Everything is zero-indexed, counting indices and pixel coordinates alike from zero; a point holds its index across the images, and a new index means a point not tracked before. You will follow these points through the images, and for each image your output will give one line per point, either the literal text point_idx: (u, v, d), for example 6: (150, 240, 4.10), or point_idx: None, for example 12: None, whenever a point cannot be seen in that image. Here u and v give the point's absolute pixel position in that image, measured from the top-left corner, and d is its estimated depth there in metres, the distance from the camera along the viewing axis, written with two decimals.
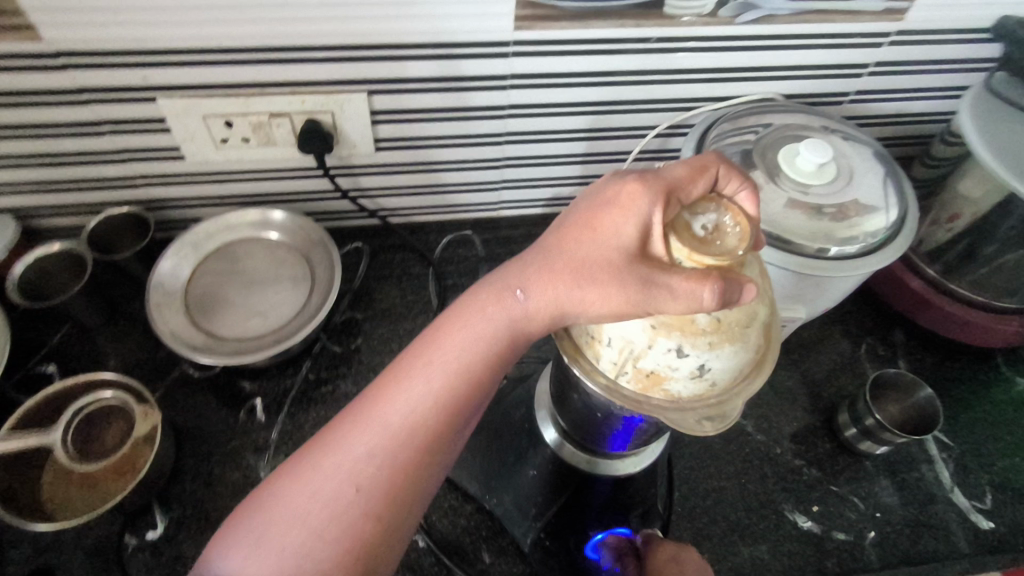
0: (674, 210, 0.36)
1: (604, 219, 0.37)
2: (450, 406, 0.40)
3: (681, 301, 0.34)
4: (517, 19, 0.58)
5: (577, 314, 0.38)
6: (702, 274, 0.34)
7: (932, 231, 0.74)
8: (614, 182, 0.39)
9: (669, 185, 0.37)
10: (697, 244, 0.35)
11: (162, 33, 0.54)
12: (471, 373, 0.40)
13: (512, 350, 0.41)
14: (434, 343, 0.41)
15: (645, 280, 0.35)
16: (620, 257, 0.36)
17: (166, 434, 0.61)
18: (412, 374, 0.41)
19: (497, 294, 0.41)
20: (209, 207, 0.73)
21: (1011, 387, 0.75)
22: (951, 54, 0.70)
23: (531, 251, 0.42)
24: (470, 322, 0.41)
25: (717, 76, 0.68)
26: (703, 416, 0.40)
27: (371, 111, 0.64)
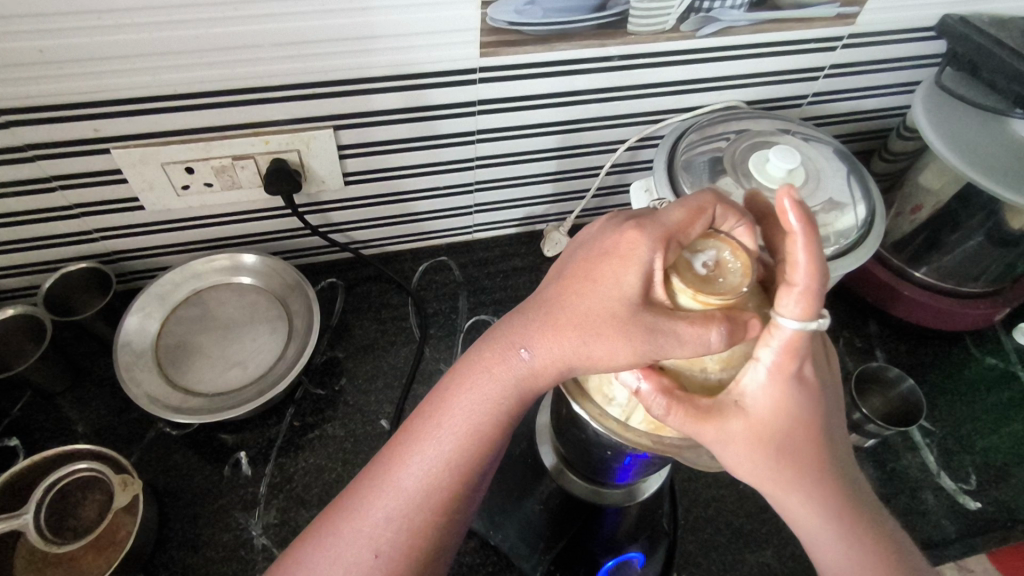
0: (674, 253, 0.38)
1: (606, 270, 0.38)
2: (462, 465, 0.41)
3: (689, 344, 0.36)
4: (482, 46, 0.57)
5: (582, 366, 0.39)
6: (707, 315, 0.36)
7: (897, 223, 0.76)
8: (612, 231, 0.40)
9: (669, 230, 0.38)
10: (699, 284, 0.38)
11: (113, 83, 0.51)
12: (479, 433, 0.41)
13: (519, 407, 0.42)
14: (442, 405, 0.42)
15: (652, 326, 0.36)
16: (623, 308, 0.37)
17: (148, 500, 0.58)
18: (423, 436, 0.41)
19: (501, 353, 0.41)
20: (172, 255, 0.70)
21: (982, 367, 0.78)
22: (900, 53, 0.72)
23: (530, 303, 0.42)
24: (477, 382, 0.41)
25: (681, 89, 0.68)
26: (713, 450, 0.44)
27: (338, 146, 0.63)
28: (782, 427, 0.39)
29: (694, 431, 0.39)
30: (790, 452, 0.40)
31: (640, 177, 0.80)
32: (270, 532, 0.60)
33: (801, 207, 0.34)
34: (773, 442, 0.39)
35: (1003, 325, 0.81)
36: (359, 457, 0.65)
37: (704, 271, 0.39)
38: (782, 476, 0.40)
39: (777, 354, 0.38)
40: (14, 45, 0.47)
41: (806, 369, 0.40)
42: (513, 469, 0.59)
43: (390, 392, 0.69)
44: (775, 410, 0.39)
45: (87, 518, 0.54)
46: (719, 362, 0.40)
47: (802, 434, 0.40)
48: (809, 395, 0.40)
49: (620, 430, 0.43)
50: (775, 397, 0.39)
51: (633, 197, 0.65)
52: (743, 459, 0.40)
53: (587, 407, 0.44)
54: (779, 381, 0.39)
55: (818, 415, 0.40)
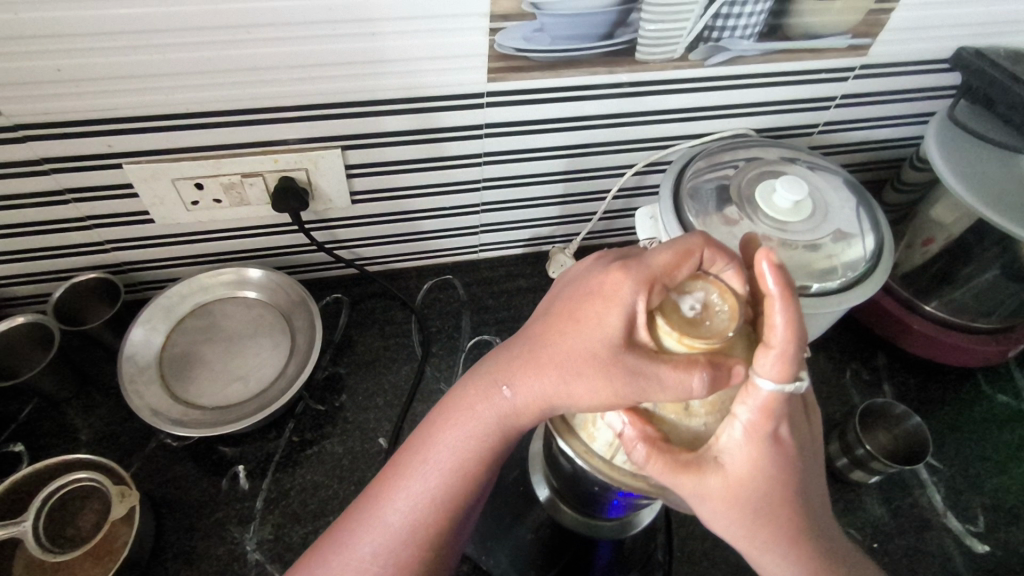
0: (660, 295, 0.38)
1: (589, 311, 0.39)
2: (447, 503, 0.41)
3: (671, 389, 0.36)
4: (490, 72, 0.57)
5: (564, 405, 0.40)
6: (691, 359, 0.36)
7: (907, 255, 0.75)
8: (598, 272, 0.41)
9: (654, 273, 0.38)
10: (686, 327, 0.37)
11: (127, 101, 0.52)
12: (464, 470, 0.41)
13: (504, 444, 0.42)
14: (428, 440, 0.42)
15: (634, 369, 0.37)
16: (605, 349, 0.37)
17: (146, 509, 0.58)
18: (408, 472, 0.42)
19: (485, 390, 0.42)
20: (181, 267, 0.71)
21: (993, 404, 0.76)
22: (914, 84, 0.71)
23: (517, 341, 0.43)
24: (461, 419, 0.42)
25: (689, 116, 0.68)
26: None
27: (346, 166, 0.63)
28: (758, 487, 0.39)
29: (674, 481, 0.39)
30: (768, 512, 0.39)
31: (647, 201, 0.80)
32: (264, 547, 0.60)
33: (779, 270, 0.36)
34: (750, 502, 0.39)
35: (1016, 361, 0.80)
36: (356, 474, 0.65)
37: (691, 314, 0.38)
38: (758, 533, 0.40)
39: (753, 414, 0.38)
40: (33, 63, 0.48)
41: (784, 430, 0.39)
42: (507, 494, 0.59)
43: (390, 410, 0.69)
44: (752, 473, 0.38)
45: (83, 527, 0.55)
46: (706, 407, 0.39)
47: (780, 496, 0.39)
48: (787, 459, 0.39)
49: (605, 469, 0.43)
50: (752, 457, 0.38)
51: (638, 223, 0.65)
52: (719, 515, 0.40)
53: (572, 443, 0.44)
54: (756, 443, 0.38)
55: (797, 477, 0.40)
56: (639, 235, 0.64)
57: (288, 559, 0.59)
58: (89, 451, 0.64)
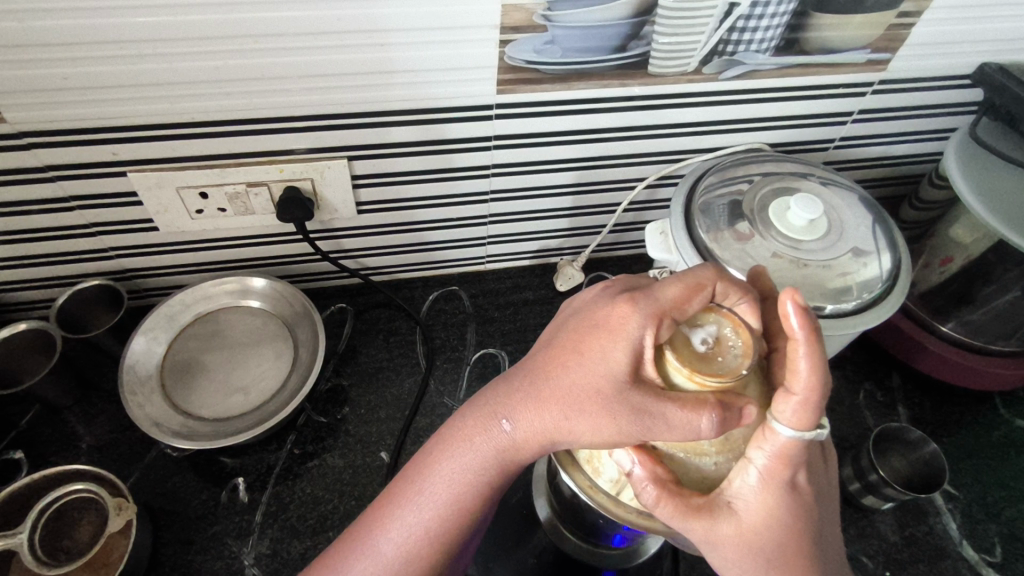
0: (669, 329, 0.37)
1: (594, 343, 0.38)
2: (442, 537, 0.40)
3: (677, 428, 0.35)
4: (499, 83, 0.56)
5: (564, 441, 0.39)
6: (699, 399, 0.34)
7: (924, 274, 0.74)
8: (605, 303, 0.40)
9: (662, 306, 0.37)
10: (698, 363, 0.36)
11: (132, 110, 0.52)
12: (459, 505, 0.41)
13: (501, 479, 0.41)
14: (423, 471, 0.41)
15: (637, 406, 0.35)
16: (609, 385, 0.36)
17: (143, 520, 0.58)
18: (403, 503, 0.41)
19: (484, 422, 0.41)
20: (185, 274, 0.70)
21: (1011, 429, 0.74)
22: (934, 100, 0.70)
23: (517, 370, 0.42)
24: (457, 450, 0.41)
25: (702, 130, 0.67)
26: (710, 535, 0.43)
27: (352, 176, 0.62)
28: (772, 535, 0.38)
29: (685, 526, 0.37)
30: (781, 560, 0.38)
31: (658, 214, 0.79)
32: (262, 562, 0.59)
33: (805, 312, 0.33)
34: (763, 549, 0.38)
35: None
36: (356, 489, 0.64)
37: (703, 349, 0.37)
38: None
39: (770, 459, 0.37)
40: (37, 71, 0.48)
41: (800, 478, 0.38)
42: (511, 515, 0.58)
43: (392, 424, 0.68)
44: (763, 518, 0.38)
45: (80, 540, 0.54)
46: (717, 446, 0.38)
47: (793, 545, 0.38)
48: (801, 506, 0.38)
49: (609, 505, 0.42)
50: (767, 505, 0.37)
51: (648, 238, 0.64)
52: (729, 560, 0.39)
53: (576, 475, 0.43)
54: (770, 491, 0.37)
55: (810, 525, 0.39)
56: (649, 250, 0.63)
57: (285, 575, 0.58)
58: (89, 460, 0.63)
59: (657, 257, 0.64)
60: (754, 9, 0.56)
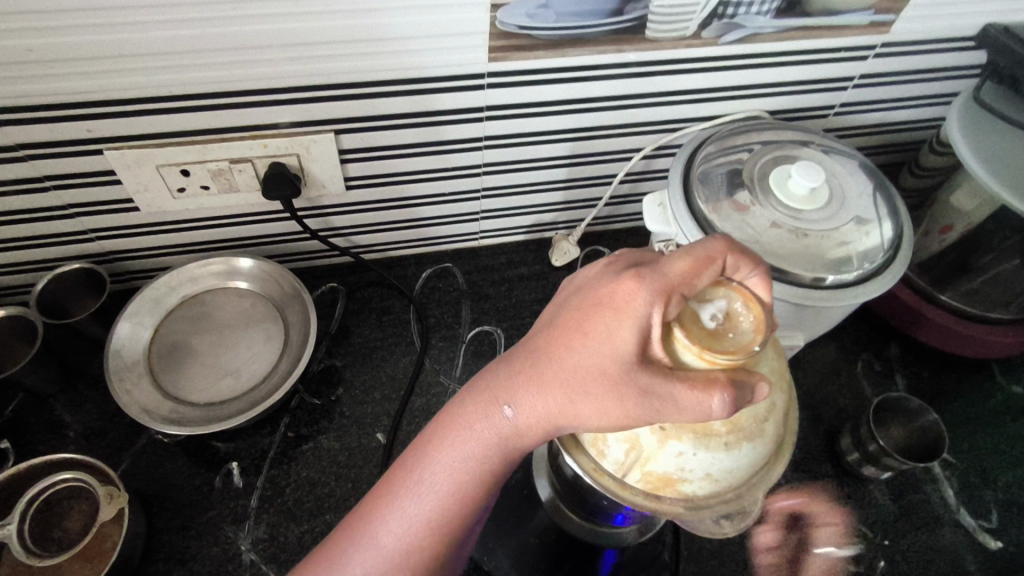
0: (679, 306, 0.36)
1: (598, 323, 0.36)
2: (444, 525, 0.40)
3: (688, 410, 0.34)
4: (491, 50, 0.54)
5: (569, 425, 0.38)
6: (709, 379, 0.34)
7: (924, 243, 0.73)
8: (609, 279, 0.38)
9: (670, 283, 0.36)
10: (707, 340, 0.35)
11: (105, 83, 0.49)
12: (461, 493, 0.40)
13: (503, 464, 0.40)
14: (422, 460, 0.40)
15: (645, 388, 0.34)
16: (616, 367, 0.35)
17: (134, 507, 0.57)
18: (403, 492, 0.40)
19: (484, 408, 0.39)
20: (169, 256, 0.68)
21: (1008, 395, 0.74)
22: (937, 63, 0.68)
23: (518, 352, 0.40)
24: (458, 437, 0.40)
25: (700, 97, 0.65)
26: (722, 516, 0.41)
27: (340, 150, 0.60)
28: None
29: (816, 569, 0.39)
30: None
31: (654, 185, 0.77)
32: (259, 547, 0.58)
33: None
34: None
35: None
36: (352, 471, 0.63)
37: (713, 325, 0.36)
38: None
39: None
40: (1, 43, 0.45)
41: None
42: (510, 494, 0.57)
43: (387, 405, 0.67)
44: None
45: (70, 529, 0.53)
46: (727, 426, 0.37)
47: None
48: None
49: (617, 489, 0.41)
50: None
51: (646, 210, 0.62)
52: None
53: (580, 458, 0.42)
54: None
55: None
56: (647, 223, 0.61)
57: (283, 559, 0.58)
58: (78, 448, 0.62)
59: (655, 229, 0.62)
60: None
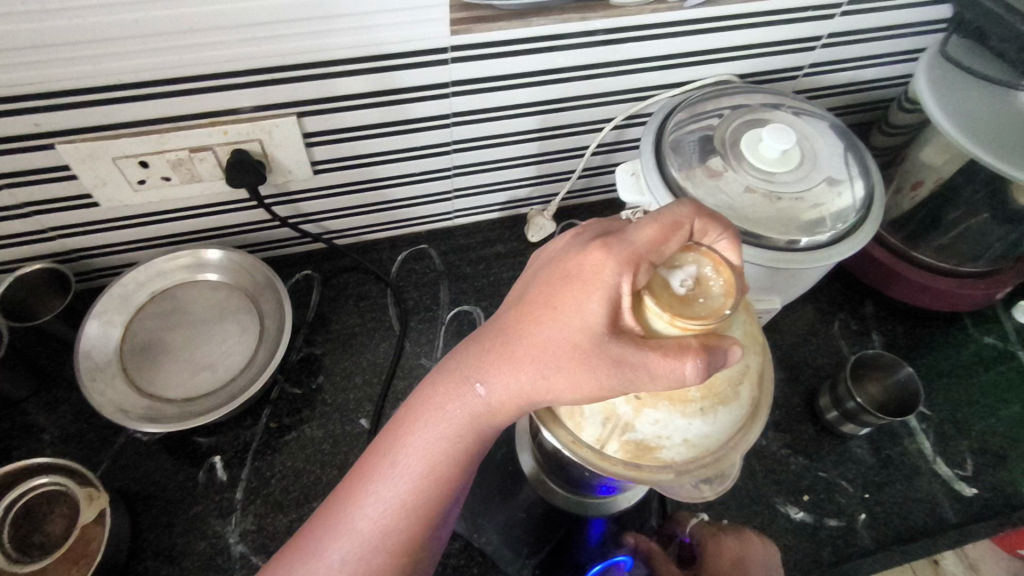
0: (648, 274, 0.35)
1: (566, 296, 0.36)
2: (422, 507, 0.40)
3: (660, 377, 0.34)
4: (452, 23, 0.52)
5: (543, 399, 0.38)
6: (682, 346, 0.34)
7: (895, 201, 0.73)
8: (575, 252, 0.38)
9: (637, 251, 0.35)
10: (677, 306, 0.35)
11: (51, 74, 0.47)
12: (437, 473, 0.40)
13: (478, 443, 0.40)
14: (397, 443, 0.40)
15: (617, 359, 0.34)
16: (587, 339, 0.35)
17: (117, 506, 0.56)
18: (379, 476, 0.40)
19: (456, 388, 0.39)
20: (136, 251, 0.66)
21: (979, 346, 0.76)
22: (904, 19, 0.67)
23: (487, 330, 0.40)
24: (432, 418, 0.40)
25: (669, 63, 0.64)
26: (700, 480, 0.41)
27: (304, 134, 0.59)
28: None
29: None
30: None
31: (627, 156, 0.76)
32: (248, 539, 0.58)
33: None
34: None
35: (1002, 303, 0.79)
36: (338, 458, 0.63)
37: (683, 292, 0.36)
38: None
39: None
40: None
41: None
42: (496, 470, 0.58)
43: (370, 390, 0.67)
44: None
45: (53, 534, 0.52)
46: (702, 391, 0.37)
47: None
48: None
49: (596, 459, 0.41)
50: None
51: (620, 180, 0.61)
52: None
53: (558, 432, 0.42)
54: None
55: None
56: (622, 194, 0.60)
57: (274, 549, 0.58)
58: (55, 452, 0.61)
59: (629, 199, 0.61)
60: None
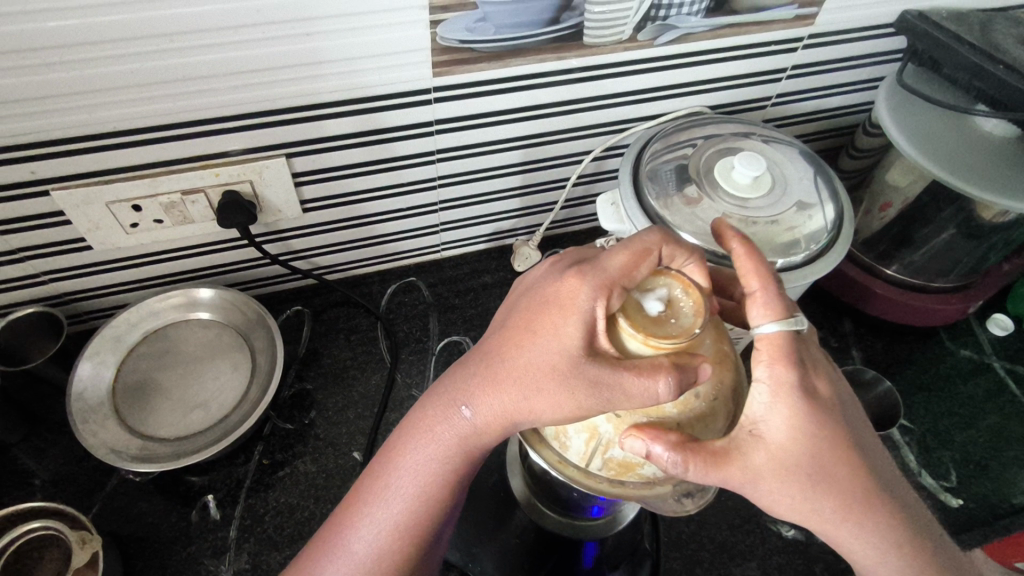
0: (621, 297, 0.38)
1: (547, 320, 0.38)
2: (414, 527, 0.41)
3: (637, 398, 0.35)
4: (435, 66, 0.55)
5: (526, 420, 0.39)
6: (655, 364, 0.35)
7: (867, 221, 0.76)
8: (554, 278, 0.40)
9: (610, 277, 0.38)
10: (651, 327, 0.37)
11: (46, 123, 0.49)
12: (428, 494, 0.41)
13: (467, 465, 0.41)
14: (390, 466, 0.41)
15: (595, 379, 0.36)
16: (566, 361, 0.36)
17: (109, 550, 0.55)
18: (373, 498, 0.41)
19: (444, 410, 0.40)
20: (128, 292, 0.67)
21: (957, 359, 0.78)
22: (862, 51, 0.71)
23: (473, 355, 0.42)
24: (421, 441, 0.41)
25: (643, 97, 0.67)
26: (682, 493, 0.42)
27: (293, 174, 0.61)
28: (809, 453, 0.38)
29: (717, 476, 0.38)
30: (818, 479, 0.38)
31: (607, 186, 0.79)
32: None
33: (774, 350, 0.38)
34: (800, 470, 0.38)
35: (976, 317, 0.82)
36: (331, 492, 0.63)
37: (655, 312, 0.37)
38: (838, 528, 0.40)
39: (770, 382, 0.38)
40: None
41: (814, 382, 0.39)
42: (489, 496, 0.60)
43: (362, 422, 0.67)
44: (801, 442, 0.38)
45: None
46: (678, 407, 0.39)
47: (845, 455, 0.39)
48: (826, 414, 0.39)
49: (581, 477, 0.42)
50: (792, 425, 0.38)
51: (600, 210, 0.63)
52: (776, 493, 0.39)
53: (544, 451, 0.43)
54: (787, 398, 0.38)
55: (829, 408, 0.39)
56: (603, 224, 0.63)
57: None
58: (46, 496, 0.60)
59: (612, 229, 0.64)
60: None
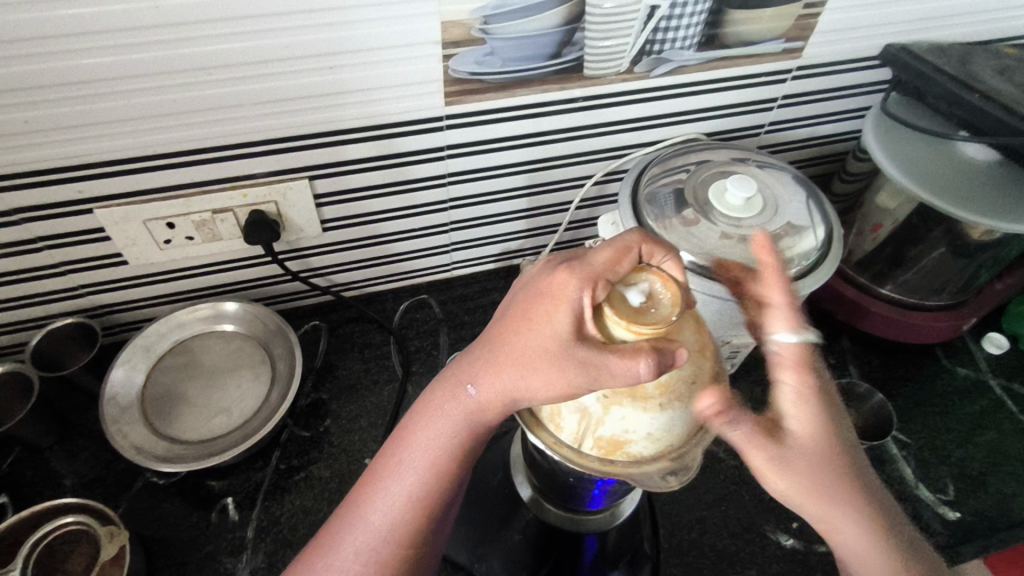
0: (606, 289, 0.41)
1: (540, 309, 0.42)
2: (423, 503, 0.44)
3: (620, 377, 0.38)
4: (446, 96, 0.60)
5: (524, 399, 0.43)
6: (636, 348, 0.38)
7: (859, 241, 0.79)
8: (547, 273, 0.44)
9: (596, 271, 0.42)
10: (633, 315, 0.40)
11: (95, 147, 0.54)
12: (437, 468, 0.44)
13: (472, 442, 0.45)
14: (402, 445, 0.45)
15: (584, 360, 0.39)
16: (557, 344, 0.40)
17: (133, 547, 0.58)
18: (387, 474, 0.45)
19: (452, 391, 0.45)
20: (158, 305, 0.72)
21: (954, 376, 0.80)
22: (849, 82, 0.76)
23: (477, 343, 0.46)
24: (432, 419, 0.45)
25: (641, 125, 0.71)
26: (668, 472, 0.45)
27: (315, 196, 0.65)
28: (816, 417, 0.42)
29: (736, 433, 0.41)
30: (822, 446, 0.41)
31: (610, 209, 0.83)
32: None
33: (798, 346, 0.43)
34: (809, 433, 0.41)
35: (972, 336, 0.84)
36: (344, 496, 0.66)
37: (638, 303, 0.40)
38: (840, 504, 0.41)
39: (785, 364, 0.43)
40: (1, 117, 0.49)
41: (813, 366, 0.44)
42: (494, 500, 0.62)
43: (374, 431, 0.71)
44: (807, 408, 0.42)
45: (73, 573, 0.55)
46: (659, 389, 0.42)
47: (843, 429, 0.42)
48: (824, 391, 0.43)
49: (575, 458, 0.45)
50: (800, 394, 0.42)
51: (602, 230, 0.67)
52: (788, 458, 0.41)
53: (541, 436, 0.46)
54: (795, 371, 0.43)
55: (826, 388, 0.44)
56: None
57: None
58: (76, 496, 0.64)
59: None
60: (674, 10, 0.60)
